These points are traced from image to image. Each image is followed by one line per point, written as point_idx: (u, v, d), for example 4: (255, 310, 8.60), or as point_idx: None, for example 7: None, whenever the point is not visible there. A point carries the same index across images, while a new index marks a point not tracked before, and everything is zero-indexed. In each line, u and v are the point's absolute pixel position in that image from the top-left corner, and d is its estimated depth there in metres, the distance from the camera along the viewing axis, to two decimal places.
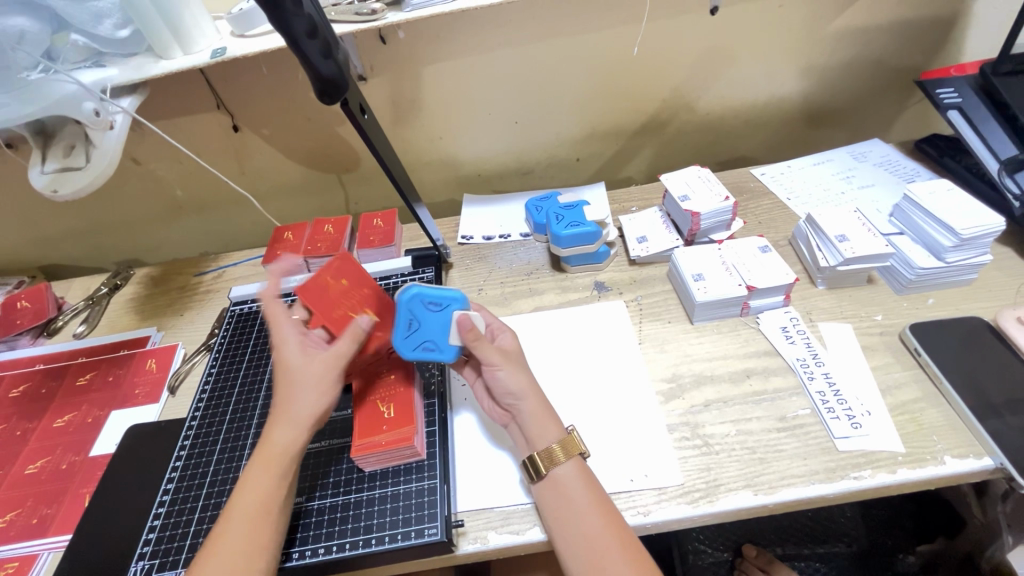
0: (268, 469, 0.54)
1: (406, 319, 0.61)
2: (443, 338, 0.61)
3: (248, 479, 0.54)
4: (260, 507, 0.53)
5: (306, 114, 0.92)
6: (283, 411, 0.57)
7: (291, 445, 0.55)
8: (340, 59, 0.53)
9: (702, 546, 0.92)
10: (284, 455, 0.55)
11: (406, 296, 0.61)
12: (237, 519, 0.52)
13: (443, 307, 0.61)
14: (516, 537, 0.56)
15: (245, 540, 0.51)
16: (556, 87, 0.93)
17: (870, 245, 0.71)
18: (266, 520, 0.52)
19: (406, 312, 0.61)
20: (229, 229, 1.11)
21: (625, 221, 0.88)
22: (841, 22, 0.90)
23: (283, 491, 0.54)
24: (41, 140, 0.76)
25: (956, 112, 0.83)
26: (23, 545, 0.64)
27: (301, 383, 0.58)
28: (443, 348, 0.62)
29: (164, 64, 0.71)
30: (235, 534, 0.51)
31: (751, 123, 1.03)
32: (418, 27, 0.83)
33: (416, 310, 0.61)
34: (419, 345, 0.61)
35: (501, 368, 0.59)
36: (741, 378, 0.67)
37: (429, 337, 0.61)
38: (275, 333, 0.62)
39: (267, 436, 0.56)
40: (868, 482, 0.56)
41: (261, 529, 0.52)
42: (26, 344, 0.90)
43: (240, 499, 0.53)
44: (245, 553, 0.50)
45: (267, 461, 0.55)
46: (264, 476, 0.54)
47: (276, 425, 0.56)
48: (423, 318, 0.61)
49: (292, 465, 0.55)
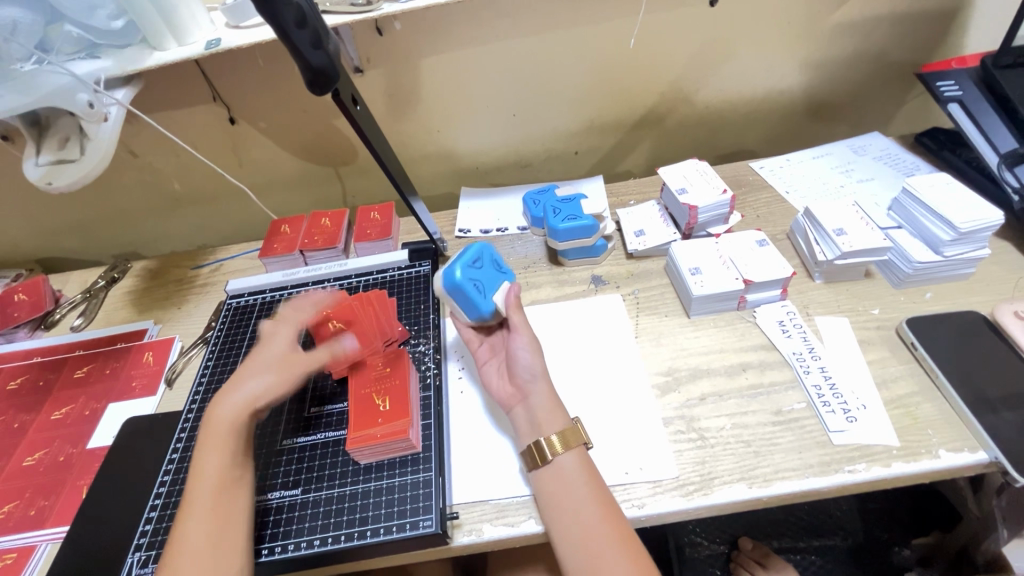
0: (221, 443, 0.55)
1: (474, 256, 0.65)
2: (489, 292, 0.64)
3: (202, 458, 0.55)
4: (219, 481, 0.53)
5: (303, 106, 0.92)
6: (231, 390, 0.58)
7: (239, 420, 0.57)
8: (331, 49, 0.52)
9: (698, 539, 0.93)
10: (233, 431, 0.56)
11: (480, 245, 0.66)
12: (200, 498, 0.53)
13: (500, 270, 0.67)
14: (511, 529, 0.56)
15: (213, 521, 0.52)
16: (554, 80, 0.93)
17: (868, 239, 0.71)
18: (228, 493, 0.53)
19: (475, 252, 0.65)
20: (226, 222, 1.11)
21: (623, 215, 0.88)
22: (842, 14, 0.90)
23: (237, 462, 0.55)
24: (36, 132, 0.76)
25: (957, 105, 0.82)
26: (21, 537, 0.64)
27: (258, 370, 0.60)
28: (484, 299, 0.63)
29: (159, 55, 0.71)
30: (200, 513, 0.52)
31: (750, 116, 1.03)
32: (415, 19, 0.82)
33: (485, 258, 0.66)
34: (471, 281, 0.63)
35: (527, 339, 0.61)
36: (737, 372, 0.67)
37: (481, 283, 0.64)
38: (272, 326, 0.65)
39: (213, 414, 0.57)
40: (861, 476, 0.56)
41: (224, 504, 0.53)
42: (23, 337, 0.90)
43: (198, 480, 0.54)
44: (212, 528, 0.51)
45: (215, 438, 0.56)
46: (216, 451, 0.55)
47: (221, 402, 0.58)
48: (486, 266, 0.65)
49: (240, 436, 0.56)
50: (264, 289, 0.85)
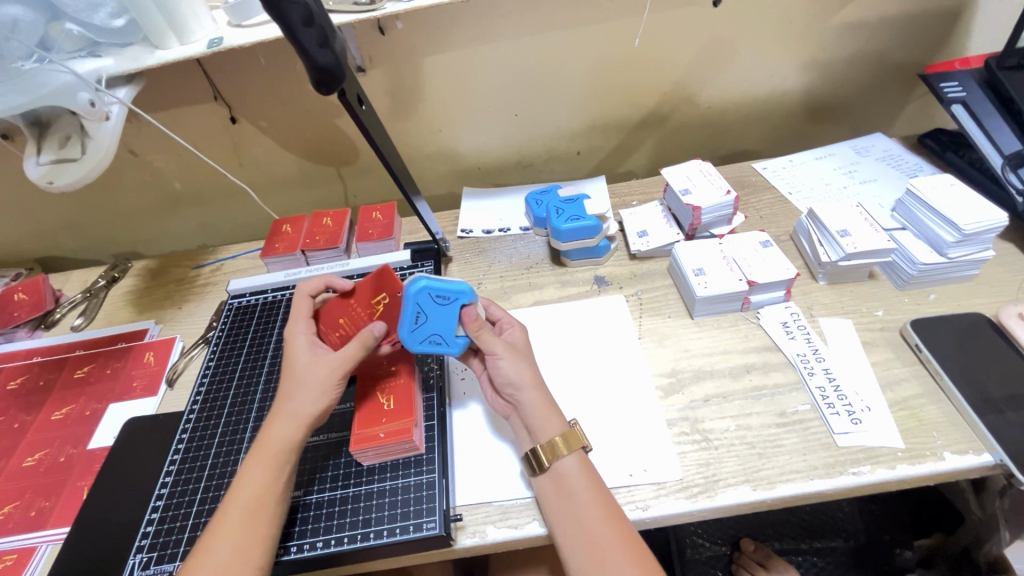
0: (270, 462, 0.54)
1: (413, 313, 0.60)
2: (450, 333, 0.61)
3: (247, 472, 0.54)
4: (257, 501, 0.52)
5: (305, 105, 0.91)
6: (283, 406, 0.57)
7: (290, 441, 0.56)
8: (338, 49, 0.52)
9: (699, 540, 0.92)
10: (282, 451, 0.55)
11: (414, 289, 0.59)
12: (234, 512, 0.52)
13: (451, 301, 0.60)
14: (515, 531, 0.55)
15: (241, 539, 0.50)
16: (557, 80, 0.92)
17: (873, 240, 0.71)
18: (263, 514, 0.52)
19: (413, 305, 0.60)
20: (227, 221, 1.10)
21: (626, 216, 0.87)
22: (846, 14, 0.89)
23: (281, 482, 0.54)
24: (36, 130, 0.75)
25: (960, 105, 0.82)
26: (21, 538, 0.64)
27: (306, 383, 0.58)
28: (449, 341, 0.61)
29: (161, 54, 0.70)
30: (229, 528, 0.51)
31: (754, 116, 1.02)
32: (417, 18, 0.82)
33: (424, 303, 0.60)
34: (425, 339, 0.61)
35: (503, 357, 0.59)
36: (741, 373, 0.66)
37: (436, 330, 0.61)
38: (290, 337, 0.63)
39: (267, 431, 0.56)
40: (866, 478, 0.56)
41: (258, 523, 0.52)
42: (23, 337, 0.90)
43: (238, 492, 0.53)
44: (242, 544, 0.50)
45: (263, 454, 0.55)
46: (261, 469, 0.54)
47: (276, 420, 0.57)
48: (430, 312, 0.60)
49: (291, 461, 0.55)
50: (266, 290, 0.85)
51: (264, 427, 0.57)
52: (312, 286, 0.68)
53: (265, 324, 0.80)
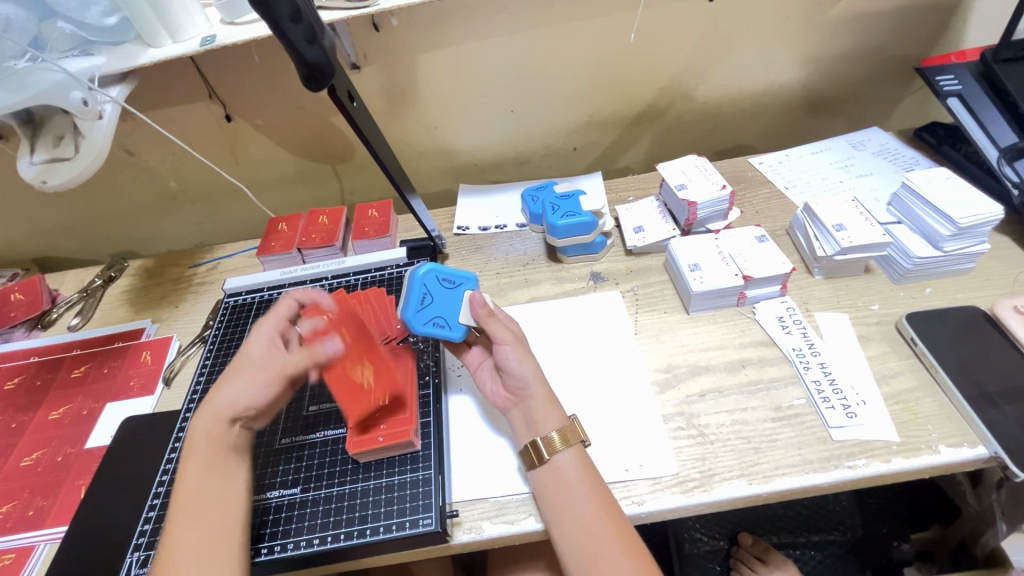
0: (203, 453, 0.53)
1: (420, 294, 0.63)
2: (453, 316, 0.63)
3: (184, 468, 0.53)
4: (202, 492, 0.52)
5: (301, 103, 0.91)
6: (213, 397, 0.56)
7: (220, 429, 0.55)
8: (327, 44, 0.52)
9: (698, 535, 0.92)
10: (211, 441, 0.54)
11: (422, 272, 0.64)
12: (183, 508, 0.51)
13: (455, 285, 0.65)
14: (511, 527, 0.56)
15: (198, 532, 0.50)
16: (553, 76, 0.92)
17: (868, 234, 0.70)
18: (211, 503, 0.52)
19: (420, 287, 0.63)
20: (224, 219, 1.10)
21: (622, 212, 0.87)
22: (841, 9, 0.89)
23: (220, 472, 0.53)
24: (29, 130, 0.75)
25: (956, 99, 0.82)
26: (19, 536, 0.64)
27: (237, 374, 0.57)
28: (452, 326, 0.62)
29: (153, 52, 0.70)
30: (182, 525, 0.50)
31: (750, 110, 1.02)
32: (411, 15, 0.82)
33: (430, 285, 0.63)
34: (430, 320, 0.62)
35: (510, 346, 0.59)
36: (737, 368, 0.66)
37: (440, 313, 0.62)
38: (256, 326, 0.62)
39: (196, 428, 0.55)
40: (862, 471, 0.56)
41: (211, 513, 0.51)
42: (20, 337, 0.89)
43: (180, 489, 0.52)
44: (197, 540, 0.49)
45: (200, 449, 0.54)
46: (196, 462, 0.53)
47: (202, 414, 0.55)
48: (436, 294, 0.63)
49: (222, 447, 0.54)
50: (262, 288, 0.85)
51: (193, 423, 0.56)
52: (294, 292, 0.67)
53: None
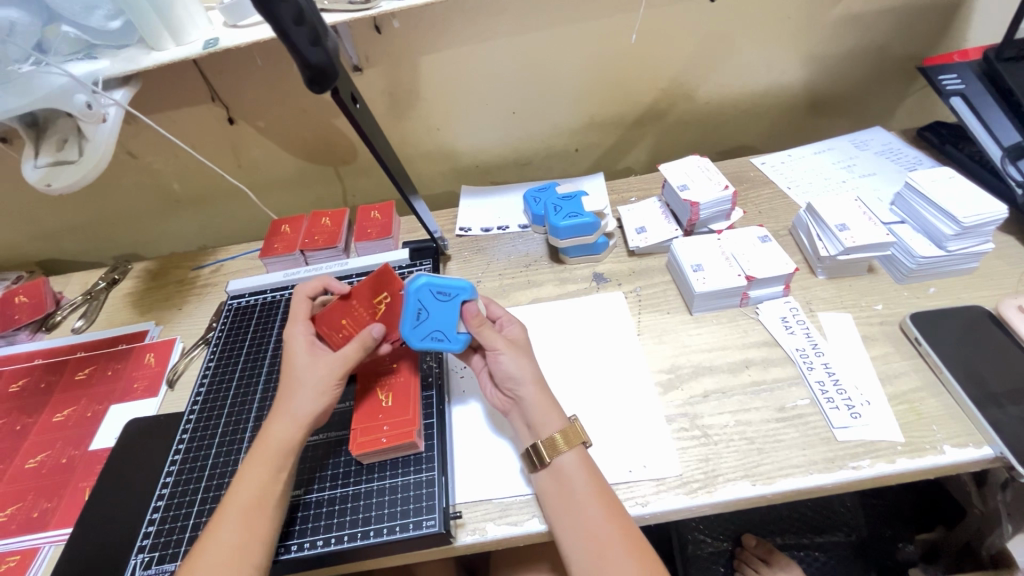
0: (269, 462, 0.55)
1: (415, 308, 0.62)
2: (451, 329, 0.62)
3: (245, 472, 0.54)
4: (255, 500, 0.53)
5: (303, 105, 0.91)
6: (284, 408, 0.58)
7: (289, 442, 0.56)
8: (331, 47, 0.52)
9: (701, 536, 0.92)
10: (283, 452, 0.55)
11: (416, 285, 0.62)
12: (233, 512, 0.52)
13: (451, 297, 0.62)
14: (515, 528, 0.55)
15: (240, 537, 0.51)
16: (555, 77, 0.92)
17: (871, 234, 0.70)
18: (260, 512, 0.52)
19: (415, 301, 0.62)
20: (227, 222, 1.11)
21: (624, 212, 0.87)
22: (843, 8, 0.89)
23: (280, 483, 0.54)
24: (34, 134, 0.75)
25: (959, 98, 0.82)
26: (24, 539, 0.64)
27: (303, 382, 0.59)
28: (450, 338, 0.62)
29: (156, 56, 0.70)
30: (226, 527, 0.51)
31: (753, 110, 1.02)
32: (413, 17, 0.82)
33: (425, 298, 0.62)
34: (427, 335, 0.62)
35: (505, 353, 0.59)
36: (740, 368, 0.66)
37: (438, 326, 0.62)
38: (289, 335, 0.64)
39: (266, 431, 0.57)
40: (867, 472, 0.56)
41: (257, 522, 0.52)
42: (25, 339, 0.90)
43: (236, 492, 0.53)
44: (239, 545, 0.50)
45: (265, 458, 0.55)
46: (261, 468, 0.54)
47: (275, 420, 0.57)
48: (431, 308, 0.62)
49: (290, 461, 0.55)
50: (265, 290, 0.85)
51: (263, 427, 0.57)
52: (311, 290, 0.70)
53: (265, 324, 0.80)
